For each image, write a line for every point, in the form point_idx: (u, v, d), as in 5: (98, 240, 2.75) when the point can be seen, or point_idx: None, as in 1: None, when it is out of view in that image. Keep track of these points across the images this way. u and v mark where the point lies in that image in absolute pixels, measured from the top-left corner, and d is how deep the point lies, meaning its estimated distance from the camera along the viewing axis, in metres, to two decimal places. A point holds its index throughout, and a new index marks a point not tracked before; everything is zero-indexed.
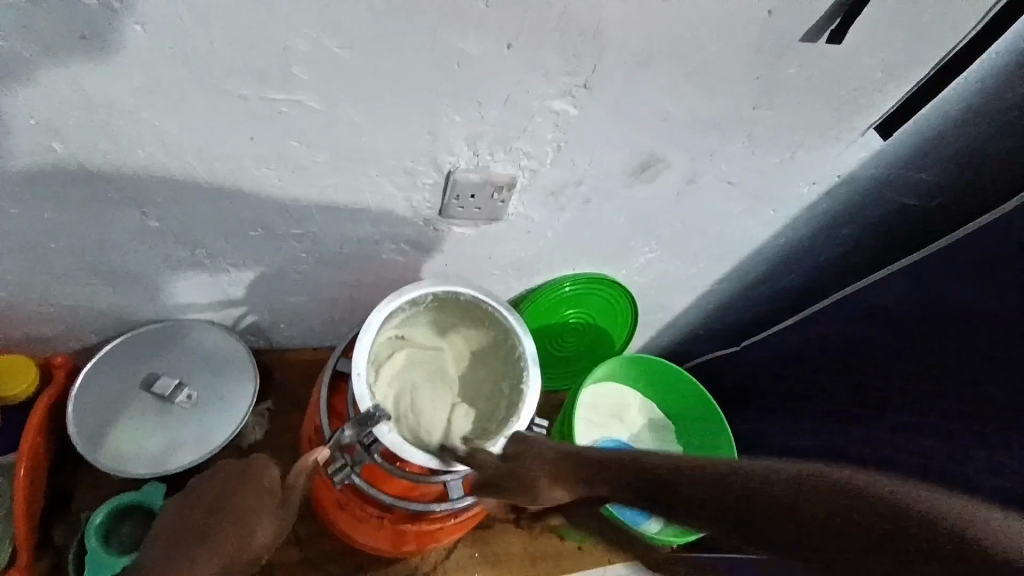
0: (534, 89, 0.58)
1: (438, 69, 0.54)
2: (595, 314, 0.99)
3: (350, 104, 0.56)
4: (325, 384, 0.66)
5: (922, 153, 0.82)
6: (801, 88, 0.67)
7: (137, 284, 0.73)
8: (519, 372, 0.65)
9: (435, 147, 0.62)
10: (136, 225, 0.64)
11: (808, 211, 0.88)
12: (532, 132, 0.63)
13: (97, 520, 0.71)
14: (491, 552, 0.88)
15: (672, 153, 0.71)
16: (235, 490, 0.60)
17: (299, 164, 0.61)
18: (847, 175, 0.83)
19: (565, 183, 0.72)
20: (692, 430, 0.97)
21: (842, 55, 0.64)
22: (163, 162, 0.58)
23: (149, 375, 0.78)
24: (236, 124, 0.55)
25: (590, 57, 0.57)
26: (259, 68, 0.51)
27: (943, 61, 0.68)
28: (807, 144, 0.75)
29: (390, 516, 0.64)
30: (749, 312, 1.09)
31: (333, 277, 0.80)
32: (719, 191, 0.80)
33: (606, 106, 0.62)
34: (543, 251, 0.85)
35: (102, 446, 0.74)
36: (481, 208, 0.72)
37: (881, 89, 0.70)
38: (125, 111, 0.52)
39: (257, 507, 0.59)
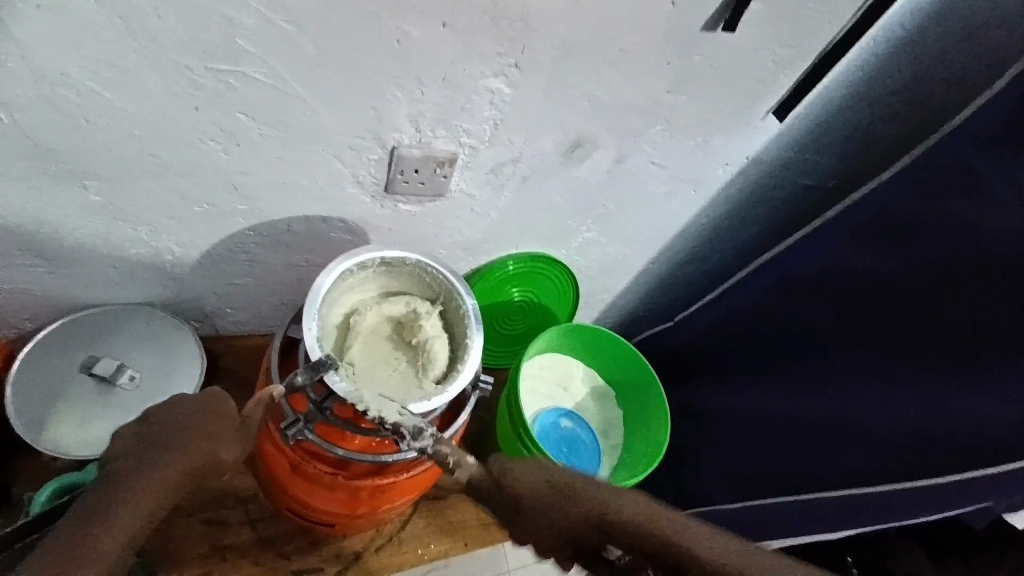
0: (468, 68, 0.64)
1: (379, 46, 0.59)
2: (539, 293, 1.05)
3: (295, 80, 0.59)
4: (277, 350, 0.69)
5: (818, 136, 0.93)
6: (710, 74, 0.75)
7: (78, 266, 0.73)
8: (463, 333, 0.68)
9: (379, 123, 0.66)
10: (80, 202, 0.65)
11: (725, 191, 0.97)
12: (470, 110, 0.68)
13: (41, 498, 0.70)
14: (445, 522, 0.91)
15: (600, 135, 0.78)
16: (197, 417, 0.55)
17: (246, 138, 0.64)
18: (754, 157, 0.92)
19: (502, 161, 0.77)
20: (629, 394, 1.05)
21: (740, 45, 0.73)
22: (109, 135, 0.59)
23: (90, 358, 0.78)
24: (184, 96, 0.58)
25: (518, 38, 0.63)
26: (207, 42, 0.54)
27: (825, 52, 0.78)
28: (717, 128, 0.84)
29: (345, 473, 0.67)
30: (680, 290, 1.18)
31: (281, 258, 0.82)
32: (645, 172, 0.87)
33: (535, 85, 0.68)
34: (487, 231, 0.90)
35: (40, 429, 0.73)
36: (425, 184, 0.76)
37: (776, 77, 0.80)
38: (71, 81, 0.53)
39: (220, 432, 0.55)
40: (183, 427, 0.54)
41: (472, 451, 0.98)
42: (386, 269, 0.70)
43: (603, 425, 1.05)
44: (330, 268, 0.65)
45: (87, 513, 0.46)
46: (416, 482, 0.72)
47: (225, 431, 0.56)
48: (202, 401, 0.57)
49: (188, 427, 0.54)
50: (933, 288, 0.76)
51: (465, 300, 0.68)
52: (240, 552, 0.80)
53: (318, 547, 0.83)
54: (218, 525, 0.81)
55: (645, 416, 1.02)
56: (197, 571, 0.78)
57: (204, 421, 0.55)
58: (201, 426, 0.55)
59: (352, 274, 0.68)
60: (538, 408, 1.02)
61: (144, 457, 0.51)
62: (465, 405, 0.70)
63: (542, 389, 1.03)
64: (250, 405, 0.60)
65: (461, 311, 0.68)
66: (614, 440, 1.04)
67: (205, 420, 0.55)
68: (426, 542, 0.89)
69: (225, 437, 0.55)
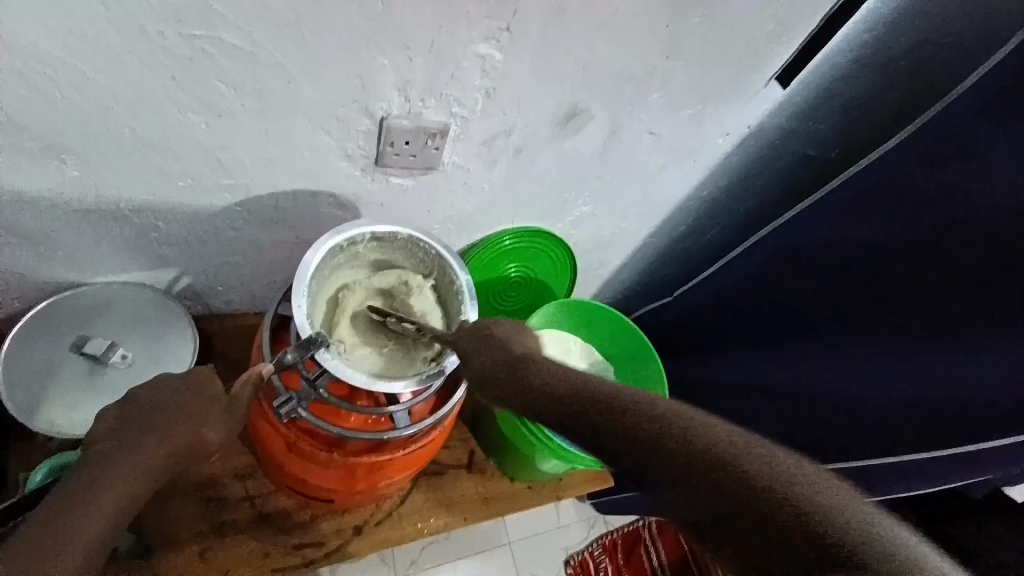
0: (457, 34, 0.61)
1: (361, 11, 0.56)
2: (536, 268, 1.04)
3: (275, 47, 0.57)
4: (268, 328, 0.68)
5: (821, 103, 0.90)
6: (710, 38, 0.72)
7: (62, 244, 0.71)
8: (457, 308, 0.67)
9: (365, 92, 0.64)
10: (58, 179, 0.63)
11: (725, 162, 0.95)
12: (459, 78, 0.66)
13: (36, 478, 0.69)
14: (444, 497, 0.92)
15: (595, 104, 0.76)
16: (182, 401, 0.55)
17: (227, 110, 0.61)
18: (755, 126, 0.90)
19: (495, 133, 0.75)
20: (627, 369, 1.04)
21: (741, 7, 0.70)
22: (84, 109, 0.57)
23: (80, 338, 0.76)
24: (160, 65, 0.55)
25: (508, 0, 0.60)
26: (179, 7, 0.51)
27: (830, 13, 0.75)
28: (717, 96, 0.81)
29: (340, 451, 0.66)
30: (680, 264, 1.16)
31: (271, 235, 0.80)
32: (643, 143, 0.85)
33: (526, 51, 0.65)
34: (480, 206, 0.88)
35: (33, 409, 0.72)
36: (416, 157, 0.74)
37: (778, 41, 0.77)
38: (39, 51, 0.51)
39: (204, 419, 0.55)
40: (164, 411, 0.54)
41: (470, 427, 0.98)
42: (378, 244, 0.68)
43: None
44: (319, 243, 0.64)
45: (71, 496, 0.47)
46: (413, 458, 0.72)
47: (211, 414, 0.56)
48: (185, 381, 0.56)
49: (171, 411, 0.54)
50: (937, 259, 0.75)
51: (458, 275, 0.66)
52: (239, 529, 0.81)
53: (317, 523, 0.84)
54: (216, 502, 0.81)
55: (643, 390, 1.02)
56: (197, 547, 0.78)
57: (187, 404, 0.55)
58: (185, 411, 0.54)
59: (343, 249, 0.66)
60: None
61: (128, 443, 0.51)
62: (461, 381, 0.69)
63: None
64: (239, 384, 0.58)
65: (454, 286, 0.67)
66: None
67: (191, 405, 0.55)
68: (425, 516, 0.90)
69: (209, 420, 0.55)
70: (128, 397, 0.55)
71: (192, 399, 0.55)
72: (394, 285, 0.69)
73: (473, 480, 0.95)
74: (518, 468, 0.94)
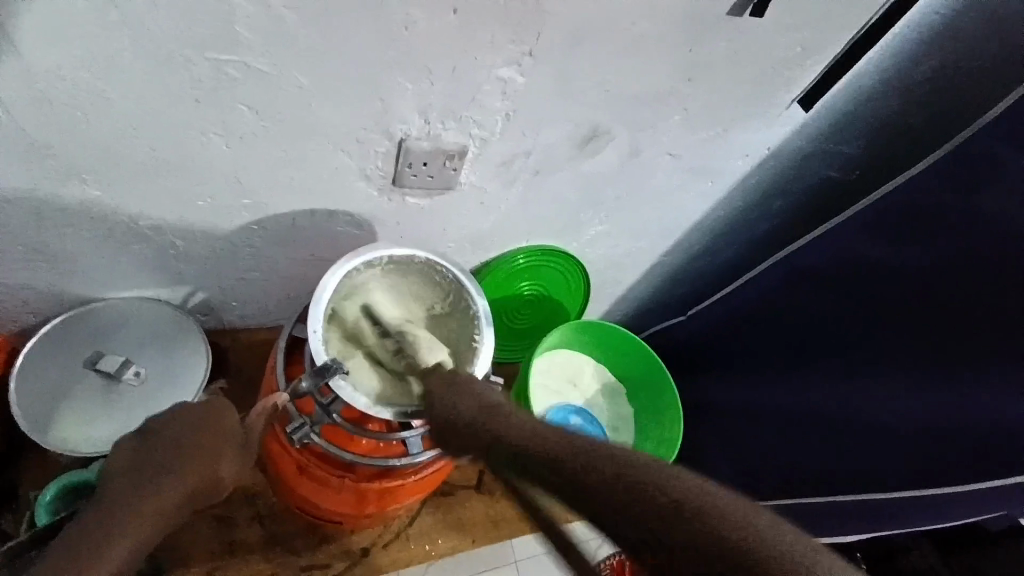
0: (480, 58, 0.61)
1: (385, 35, 0.56)
2: (550, 288, 1.03)
3: (299, 70, 0.57)
4: (282, 350, 0.67)
5: (843, 126, 0.89)
6: (733, 62, 0.72)
7: (79, 260, 0.72)
8: (473, 332, 0.66)
9: (386, 114, 0.63)
10: (78, 197, 0.63)
11: (743, 184, 0.94)
12: (480, 100, 0.65)
13: (47, 497, 0.69)
14: (454, 518, 0.91)
15: (615, 125, 0.75)
16: (199, 433, 0.54)
17: (247, 131, 0.61)
18: (775, 148, 0.89)
19: (514, 154, 0.74)
20: (640, 391, 1.03)
21: (764, 31, 0.69)
22: (106, 130, 0.57)
23: (94, 353, 0.76)
24: (187, 88, 0.55)
25: (532, 25, 0.59)
26: (207, 30, 0.51)
27: (856, 38, 0.74)
28: (738, 119, 0.81)
29: (352, 475, 0.66)
30: (695, 284, 1.15)
31: (286, 252, 0.80)
32: (661, 165, 0.84)
33: (547, 73, 0.65)
34: (496, 224, 0.87)
35: (48, 425, 0.73)
36: (434, 177, 0.73)
37: (801, 65, 0.76)
38: (65, 74, 0.51)
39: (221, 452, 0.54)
40: (179, 447, 0.53)
41: None
42: (395, 266, 0.68)
43: (614, 421, 1.04)
44: (336, 267, 0.63)
45: (89, 539, 0.47)
46: (425, 483, 0.71)
47: (226, 448, 0.55)
48: (200, 414, 0.55)
49: (188, 447, 0.53)
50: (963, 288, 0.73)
51: (475, 300, 0.66)
52: (248, 548, 0.80)
53: (326, 544, 0.83)
54: (225, 521, 0.80)
55: (657, 413, 1.00)
56: (205, 566, 0.78)
57: (202, 439, 0.54)
58: (203, 442, 0.54)
59: (359, 272, 0.66)
60: (548, 404, 1.00)
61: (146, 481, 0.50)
62: None
63: (552, 385, 1.01)
64: (253, 416, 0.59)
65: (471, 311, 0.66)
66: (624, 437, 1.03)
67: (206, 437, 0.54)
68: (435, 538, 0.89)
69: (225, 454, 0.54)
70: (144, 430, 0.54)
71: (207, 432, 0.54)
72: (389, 322, 0.67)
73: (484, 501, 0.93)
74: None
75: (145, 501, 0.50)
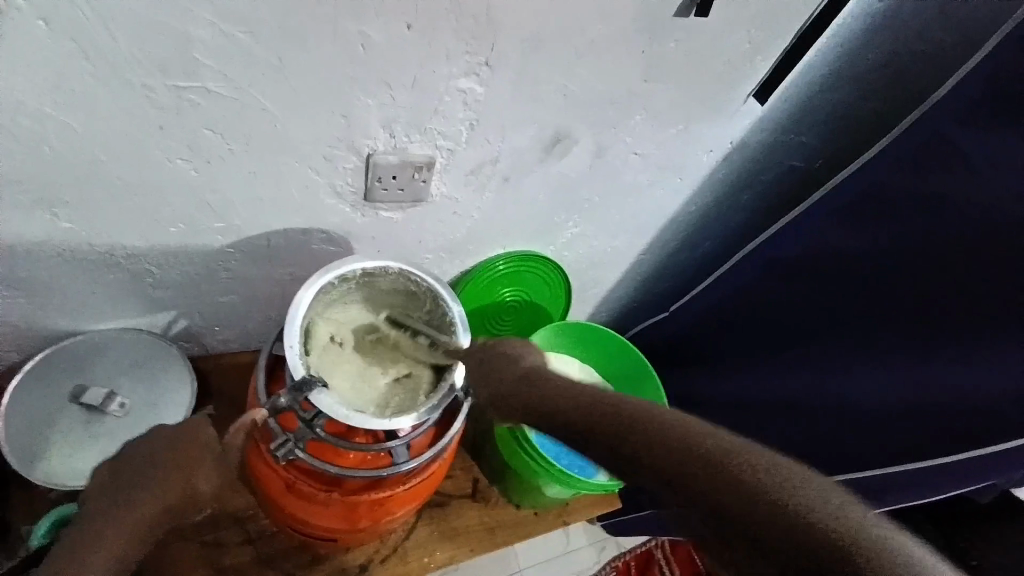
0: (438, 69, 0.62)
1: (343, 53, 0.57)
2: (530, 292, 1.04)
3: (261, 93, 0.58)
4: (262, 370, 0.68)
5: (802, 115, 0.91)
6: (687, 59, 0.74)
7: (57, 293, 0.72)
8: (451, 339, 0.67)
9: (351, 130, 0.65)
10: (51, 229, 0.64)
11: (711, 178, 0.96)
12: (443, 111, 0.67)
13: (36, 532, 0.69)
14: (449, 528, 0.91)
15: (578, 128, 0.77)
16: (172, 447, 0.55)
17: (215, 154, 0.62)
18: (739, 141, 0.91)
19: (482, 161, 0.76)
20: (627, 388, 1.04)
21: (714, 27, 0.71)
22: (73, 160, 0.58)
23: (77, 386, 0.76)
24: (151, 116, 0.57)
25: (486, 35, 0.61)
26: (167, 58, 0.52)
27: (803, 29, 0.77)
28: (698, 114, 0.83)
29: (340, 490, 0.66)
30: (674, 280, 1.17)
31: (264, 273, 0.81)
32: (628, 164, 0.86)
33: (506, 81, 0.67)
34: (471, 232, 0.88)
35: (35, 461, 0.72)
36: (405, 190, 0.75)
37: (754, 58, 0.78)
38: (30, 108, 0.52)
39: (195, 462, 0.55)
40: (154, 466, 0.54)
41: (473, 455, 0.97)
42: (370, 279, 0.69)
43: None
44: (311, 283, 0.64)
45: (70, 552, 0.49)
46: (413, 492, 0.71)
47: (201, 464, 0.55)
48: (176, 430, 0.56)
49: (160, 463, 0.54)
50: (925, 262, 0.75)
51: (451, 307, 0.67)
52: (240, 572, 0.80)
53: (320, 563, 0.82)
54: (217, 547, 0.80)
55: None
56: None
57: (176, 456, 0.55)
58: (175, 455, 0.55)
59: (335, 287, 0.67)
60: None
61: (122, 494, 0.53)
62: (458, 412, 0.69)
63: None
64: None
65: (447, 318, 0.67)
66: None
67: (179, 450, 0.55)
68: (430, 550, 0.88)
69: (201, 469, 0.55)
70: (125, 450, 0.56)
71: (180, 449, 0.55)
72: (354, 346, 0.69)
73: (478, 508, 0.94)
74: (523, 495, 0.93)
75: (122, 515, 0.52)
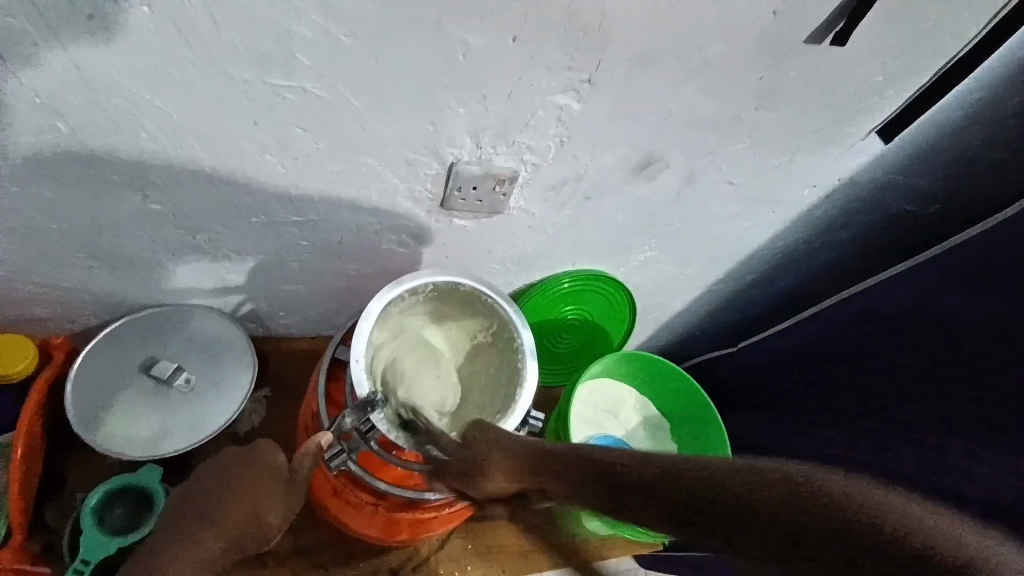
0: (537, 84, 0.59)
1: (441, 61, 0.54)
2: (594, 312, 1.00)
3: (355, 95, 0.56)
4: (324, 372, 0.67)
5: (925, 158, 0.82)
6: (807, 90, 0.67)
7: (139, 270, 0.74)
8: (516, 364, 0.64)
9: (437, 138, 0.62)
10: (139, 210, 0.65)
11: (807, 216, 0.88)
12: (535, 126, 0.63)
13: (92, 503, 0.72)
14: (483, 545, 0.88)
15: (673, 154, 0.72)
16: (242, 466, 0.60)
17: (301, 152, 0.61)
18: (847, 179, 0.83)
19: (565, 179, 0.72)
20: (684, 427, 0.98)
21: (845, 57, 0.64)
22: (165, 146, 0.58)
23: (147, 358, 0.79)
24: (243, 109, 0.56)
25: (593, 52, 0.57)
26: (268, 53, 0.51)
27: (948, 65, 0.68)
28: (806, 149, 0.76)
29: (385, 504, 0.65)
30: (749, 315, 1.09)
31: (333, 267, 0.80)
32: (720, 194, 0.80)
33: (606, 100, 0.62)
34: (542, 248, 0.85)
35: (99, 425, 0.75)
36: (482, 201, 0.72)
37: (884, 94, 0.70)
38: (130, 94, 0.52)
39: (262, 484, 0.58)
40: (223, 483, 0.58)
41: None
42: (439, 293, 0.67)
43: None
44: (380, 294, 0.63)
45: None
46: (457, 514, 0.69)
47: (268, 487, 0.58)
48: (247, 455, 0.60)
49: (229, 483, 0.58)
50: None
51: (520, 332, 0.64)
52: (277, 559, 0.80)
53: (353, 562, 0.82)
54: None
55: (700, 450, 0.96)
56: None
57: (237, 475, 0.59)
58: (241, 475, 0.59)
59: (405, 299, 0.65)
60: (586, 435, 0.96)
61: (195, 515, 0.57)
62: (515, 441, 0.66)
63: (592, 415, 0.98)
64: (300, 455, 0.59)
65: (514, 342, 0.65)
66: None
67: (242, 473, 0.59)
68: (462, 565, 0.86)
69: (267, 491, 0.58)
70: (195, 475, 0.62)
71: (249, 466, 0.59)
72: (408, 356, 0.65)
73: (513, 528, 0.90)
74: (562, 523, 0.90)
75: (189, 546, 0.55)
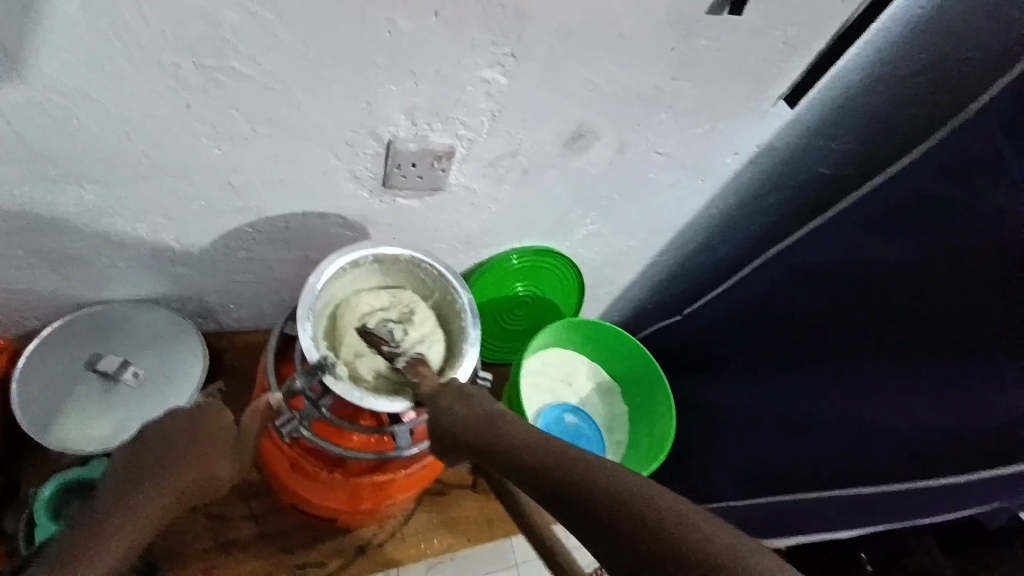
0: (463, 60, 0.62)
1: (368, 40, 0.57)
2: (544, 288, 1.04)
3: (286, 76, 0.58)
4: (273, 350, 0.68)
5: (833, 122, 0.89)
6: (716, 60, 0.73)
7: (82, 266, 0.74)
8: (459, 326, 0.67)
9: (372, 116, 0.65)
10: (78, 203, 0.65)
11: (733, 183, 0.95)
12: (466, 101, 0.67)
13: (45, 495, 0.72)
14: (448, 517, 0.91)
15: (601, 126, 0.76)
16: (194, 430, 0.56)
17: (239, 136, 0.63)
18: (765, 145, 0.89)
19: (500, 154, 0.75)
20: (635, 390, 1.04)
21: (746, 28, 0.70)
22: (101, 136, 0.59)
23: (92, 355, 0.78)
24: (176, 95, 0.57)
25: (513, 26, 0.61)
26: (196, 37, 0.53)
27: (840, 33, 0.75)
28: (724, 117, 0.82)
29: (342, 471, 0.67)
30: (691, 283, 1.15)
31: (282, 254, 0.81)
32: (650, 164, 0.85)
33: (530, 74, 0.66)
34: (487, 225, 0.88)
35: (47, 425, 0.74)
36: (423, 178, 0.75)
37: (787, 63, 0.76)
38: (62, 83, 0.53)
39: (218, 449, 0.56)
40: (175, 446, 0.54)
41: None
42: (381, 265, 0.69)
43: (608, 420, 1.04)
44: (323, 268, 0.65)
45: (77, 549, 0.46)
46: (416, 477, 0.71)
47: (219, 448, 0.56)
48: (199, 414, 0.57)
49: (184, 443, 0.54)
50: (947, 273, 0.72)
51: (460, 295, 0.67)
52: (241, 547, 0.81)
53: (319, 543, 0.84)
54: (221, 519, 0.81)
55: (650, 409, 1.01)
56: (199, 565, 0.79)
57: (196, 438, 0.55)
58: (199, 439, 0.55)
59: (348, 273, 0.68)
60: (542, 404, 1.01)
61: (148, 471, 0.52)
62: None
63: (546, 385, 1.02)
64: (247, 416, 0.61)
65: (456, 305, 0.68)
66: (620, 436, 1.04)
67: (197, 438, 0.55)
68: (428, 538, 0.89)
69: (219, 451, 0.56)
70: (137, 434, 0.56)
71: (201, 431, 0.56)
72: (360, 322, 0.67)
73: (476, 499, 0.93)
74: None
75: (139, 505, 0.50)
